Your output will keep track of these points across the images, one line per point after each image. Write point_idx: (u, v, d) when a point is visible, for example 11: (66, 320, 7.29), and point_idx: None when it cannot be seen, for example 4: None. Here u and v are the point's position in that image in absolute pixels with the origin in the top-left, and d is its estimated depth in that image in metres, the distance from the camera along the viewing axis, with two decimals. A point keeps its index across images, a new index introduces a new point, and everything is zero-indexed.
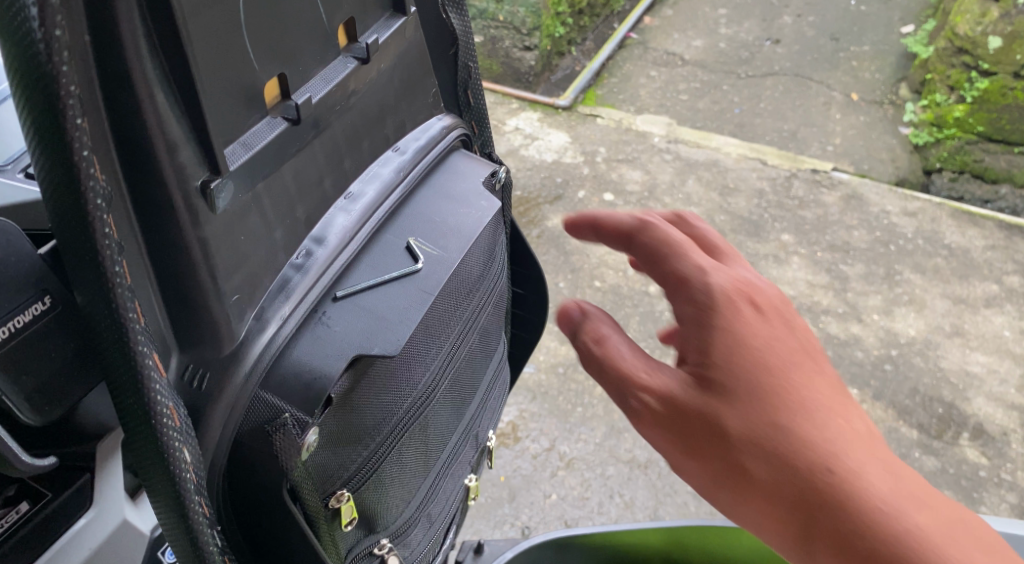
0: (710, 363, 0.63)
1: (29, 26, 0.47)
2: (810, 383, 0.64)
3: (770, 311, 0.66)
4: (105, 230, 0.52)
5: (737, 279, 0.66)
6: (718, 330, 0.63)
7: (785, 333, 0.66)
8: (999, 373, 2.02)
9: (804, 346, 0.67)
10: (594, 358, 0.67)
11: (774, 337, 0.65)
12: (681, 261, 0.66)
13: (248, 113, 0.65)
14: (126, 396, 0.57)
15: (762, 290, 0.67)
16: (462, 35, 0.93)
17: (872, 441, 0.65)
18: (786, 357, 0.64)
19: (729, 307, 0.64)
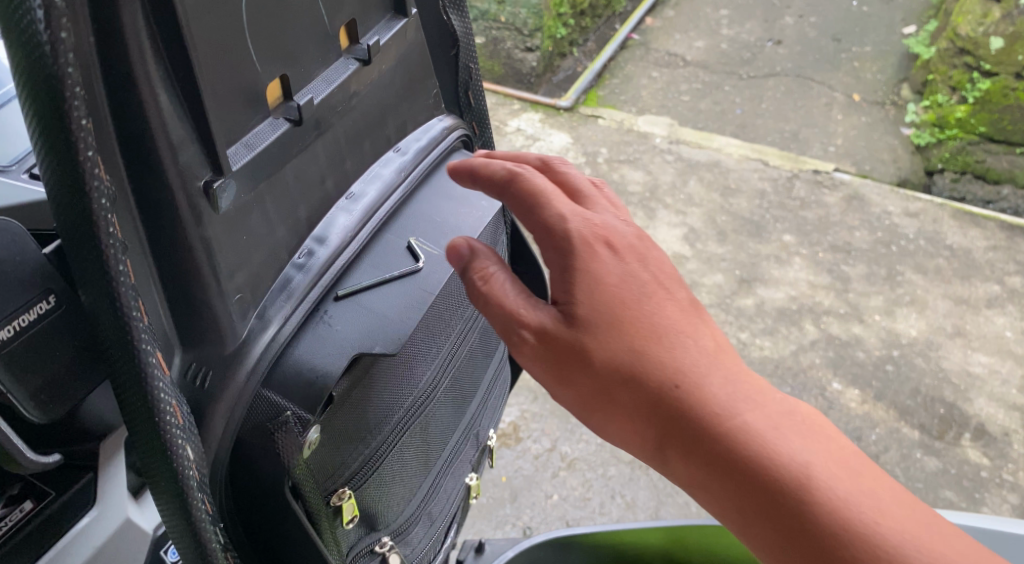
0: (576, 300, 0.69)
1: (35, 29, 0.48)
2: (666, 311, 0.71)
3: (625, 249, 0.73)
4: (109, 230, 0.53)
5: (595, 222, 0.72)
6: (580, 272, 0.69)
7: (641, 268, 0.72)
8: (1000, 374, 2.03)
9: (660, 278, 0.73)
10: (473, 297, 0.70)
11: (630, 273, 0.72)
12: (545, 208, 0.71)
13: (250, 114, 0.65)
14: (130, 394, 0.57)
15: (620, 232, 0.73)
16: (463, 36, 0.93)
17: (726, 358, 0.72)
18: (640, 290, 0.71)
19: (588, 249, 0.70)
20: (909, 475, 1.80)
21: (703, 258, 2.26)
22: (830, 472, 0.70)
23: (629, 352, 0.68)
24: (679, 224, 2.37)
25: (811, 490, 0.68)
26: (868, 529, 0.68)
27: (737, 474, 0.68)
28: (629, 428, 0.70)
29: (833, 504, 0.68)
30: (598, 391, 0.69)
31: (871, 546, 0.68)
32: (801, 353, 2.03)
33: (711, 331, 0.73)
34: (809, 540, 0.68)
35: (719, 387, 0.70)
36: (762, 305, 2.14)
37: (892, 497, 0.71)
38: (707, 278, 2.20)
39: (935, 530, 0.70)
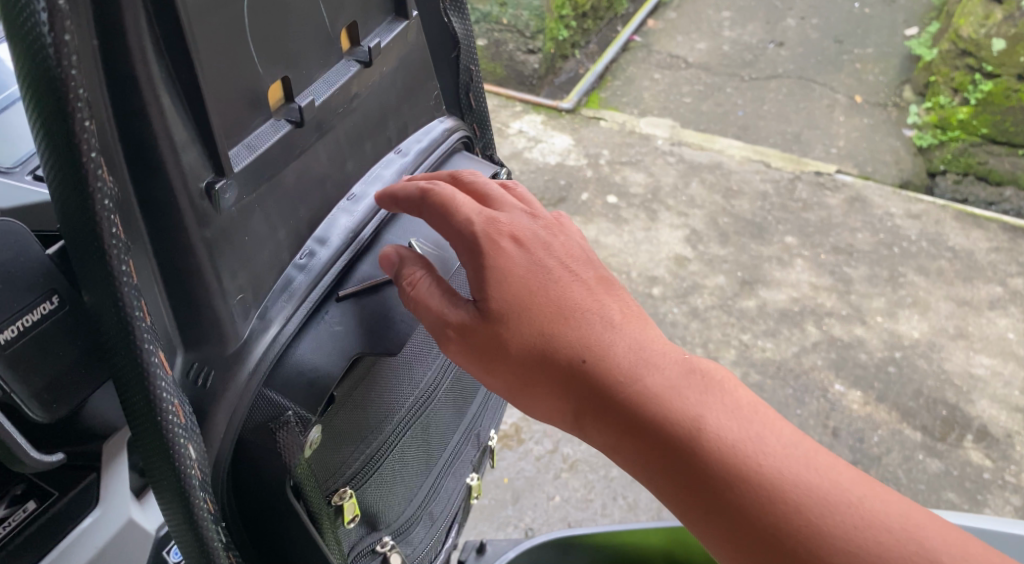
0: (487, 291, 0.74)
1: (40, 32, 0.48)
2: (570, 291, 0.76)
3: (531, 240, 0.77)
4: (112, 231, 0.54)
5: (503, 218, 0.77)
6: (489, 266, 0.74)
7: (547, 256, 0.77)
8: (1003, 375, 2.03)
9: (566, 262, 0.78)
10: (405, 303, 0.73)
11: (537, 260, 0.76)
12: (456, 215, 0.75)
13: (252, 116, 0.66)
14: (132, 394, 0.58)
15: (525, 226, 0.78)
16: (464, 39, 0.94)
17: (630, 325, 0.75)
18: (545, 274, 0.76)
19: (495, 244, 0.75)
20: (911, 476, 1.80)
21: (705, 260, 2.27)
22: (727, 418, 0.71)
23: (536, 332, 0.73)
24: (681, 226, 2.37)
25: (708, 437, 0.70)
26: (758, 467, 0.69)
27: (641, 433, 0.71)
28: (548, 401, 0.74)
29: (726, 450, 0.69)
30: (516, 371, 0.73)
31: (765, 484, 0.68)
32: (803, 355, 2.03)
33: (616, 303, 0.77)
34: (710, 487, 0.69)
35: (621, 352, 0.73)
36: (764, 306, 2.14)
37: (788, 436, 0.71)
38: (710, 280, 2.21)
39: (829, 462, 0.70)
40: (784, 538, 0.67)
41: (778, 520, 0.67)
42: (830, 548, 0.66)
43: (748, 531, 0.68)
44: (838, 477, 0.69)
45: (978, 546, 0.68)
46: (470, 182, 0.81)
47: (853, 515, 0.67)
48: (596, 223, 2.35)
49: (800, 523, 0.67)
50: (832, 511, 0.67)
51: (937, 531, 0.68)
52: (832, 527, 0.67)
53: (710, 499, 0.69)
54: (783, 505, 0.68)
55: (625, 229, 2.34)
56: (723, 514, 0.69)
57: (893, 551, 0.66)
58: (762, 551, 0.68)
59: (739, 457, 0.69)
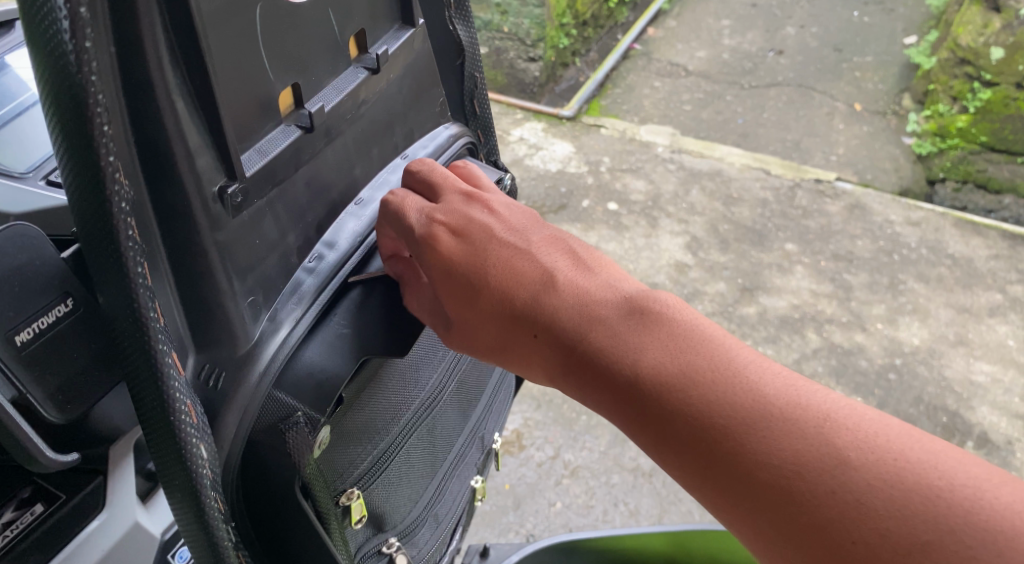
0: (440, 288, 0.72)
1: (61, 39, 0.50)
2: (513, 261, 0.71)
3: (477, 227, 0.74)
4: (128, 234, 0.55)
5: (441, 215, 0.75)
6: (435, 269, 0.72)
7: (491, 234, 0.73)
8: (1003, 383, 2.04)
9: (504, 234, 0.73)
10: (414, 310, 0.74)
11: (479, 250, 0.72)
12: (399, 225, 0.74)
13: (263, 121, 0.67)
14: (145, 395, 0.58)
15: (461, 214, 0.74)
16: (469, 47, 0.95)
17: (575, 279, 0.70)
18: (486, 256, 0.72)
19: (435, 249, 0.72)
20: None
21: (706, 267, 2.27)
22: (665, 353, 0.64)
23: (483, 313, 0.71)
24: (682, 233, 2.38)
25: (646, 378, 0.63)
26: (685, 394, 0.62)
27: (590, 383, 0.66)
28: (517, 365, 0.71)
29: (656, 381, 0.63)
30: (485, 347, 0.72)
31: (689, 408, 0.61)
32: (804, 361, 2.04)
33: (562, 256, 0.72)
34: (655, 425, 0.63)
35: (561, 306, 0.68)
36: (764, 313, 2.15)
37: (727, 355, 0.63)
38: (710, 287, 2.22)
39: (758, 371, 0.62)
40: (720, 465, 0.60)
41: (707, 442, 0.61)
42: (755, 462, 0.59)
43: (690, 461, 0.61)
44: (762, 387, 0.61)
45: (899, 433, 0.58)
46: (418, 170, 0.79)
47: (774, 423, 0.59)
48: (596, 230, 2.36)
49: (726, 444, 0.60)
50: (752, 423, 0.60)
51: (860, 425, 0.59)
52: (757, 444, 0.59)
53: (652, 434, 0.63)
54: (709, 426, 0.61)
55: (625, 235, 2.36)
56: (673, 455, 0.62)
57: (810, 456, 0.58)
58: (705, 481, 0.61)
59: (676, 388, 0.62)
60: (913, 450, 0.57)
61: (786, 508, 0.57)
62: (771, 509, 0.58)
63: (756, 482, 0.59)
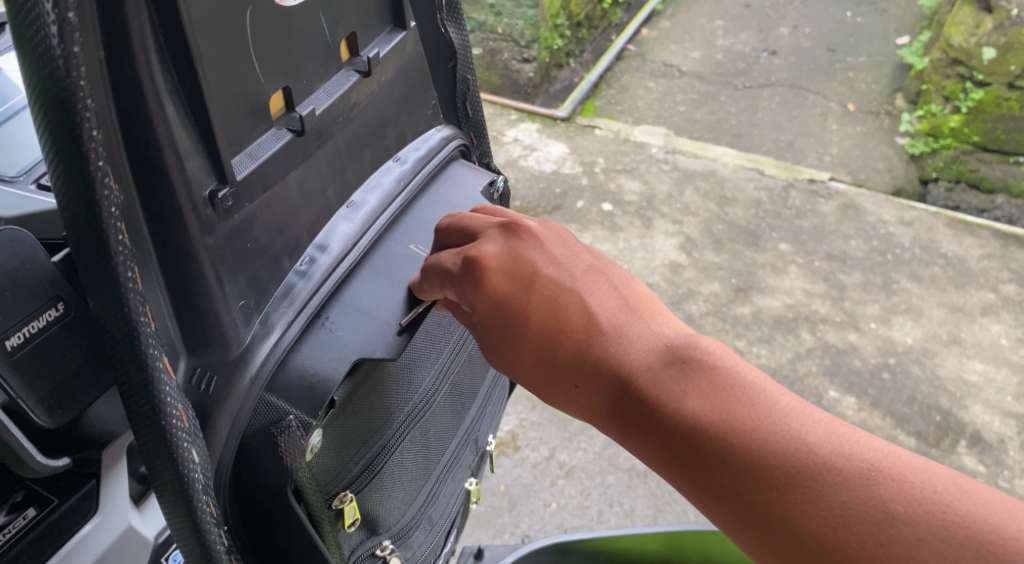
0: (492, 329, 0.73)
1: (50, 44, 0.50)
2: (556, 303, 0.72)
3: (523, 265, 0.74)
4: (118, 238, 0.55)
5: (485, 252, 0.75)
6: (485, 309, 0.73)
7: (535, 272, 0.73)
8: (996, 381, 2.05)
9: (547, 270, 0.74)
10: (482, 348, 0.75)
11: (526, 289, 0.73)
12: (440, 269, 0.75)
13: (254, 124, 0.67)
14: (137, 401, 0.58)
15: (502, 252, 0.75)
16: (461, 49, 0.95)
17: (618, 323, 0.70)
18: (531, 298, 0.72)
19: (482, 288, 0.74)
20: None
21: (700, 267, 2.28)
22: (707, 401, 0.64)
23: (526, 356, 0.71)
24: (676, 234, 2.39)
25: (688, 426, 0.64)
26: (729, 445, 0.62)
27: (636, 432, 0.67)
28: (558, 406, 0.72)
29: (700, 430, 0.63)
30: (528, 386, 0.73)
31: (732, 459, 0.62)
32: (797, 361, 2.04)
33: (605, 296, 0.72)
34: (700, 475, 0.63)
35: (603, 353, 0.69)
36: (758, 313, 2.16)
37: (770, 403, 0.63)
38: (704, 287, 2.22)
39: (802, 419, 0.62)
40: (766, 519, 0.60)
41: (752, 493, 0.61)
42: (802, 513, 0.58)
43: (738, 513, 0.61)
44: (805, 434, 0.61)
45: (947, 484, 0.57)
46: (449, 222, 0.80)
47: (817, 474, 0.59)
48: (591, 231, 2.36)
49: (771, 495, 0.60)
50: (796, 474, 0.59)
51: (906, 474, 0.58)
52: (801, 497, 0.59)
53: (697, 483, 0.63)
54: (752, 477, 0.61)
55: (619, 236, 2.36)
56: (719, 505, 0.62)
57: (855, 508, 0.57)
58: (753, 533, 0.61)
59: (720, 440, 0.62)
60: (962, 502, 0.56)
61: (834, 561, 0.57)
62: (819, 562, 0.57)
63: (803, 536, 0.58)
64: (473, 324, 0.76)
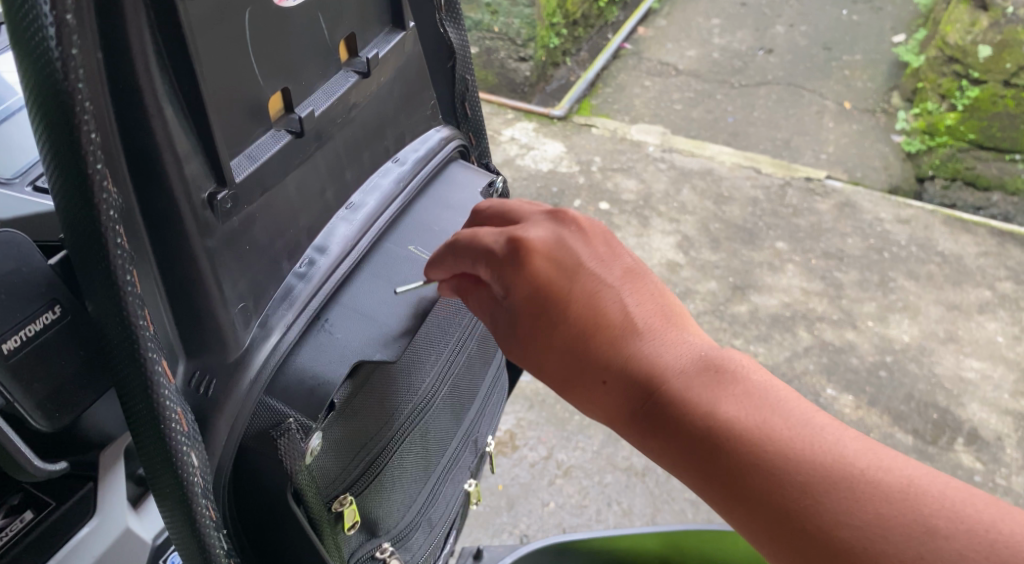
0: (525, 314, 0.72)
1: (47, 46, 0.49)
2: (597, 299, 0.71)
3: (569, 255, 0.73)
4: (117, 241, 0.54)
5: (533, 236, 0.74)
6: (524, 292, 0.72)
7: (579, 264, 0.73)
8: (993, 379, 2.05)
9: (592, 266, 0.73)
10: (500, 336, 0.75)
11: (569, 280, 0.72)
12: (481, 244, 0.74)
13: (253, 126, 0.67)
14: (136, 405, 0.58)
15: (550, 239, 0.74)
16: (460, 49, 0.94)
17: (654, 326, 0.70)
18: (574, 288, 0.72)
19: (526, 272, 0.72)
20: None
21: (697, 266, 2.28)
22: (741, 408, 0.65)
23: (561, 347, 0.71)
24: (673, 232, 2.38)
25: (722, 431, 0.64)
26: (765, 450, 0.63)
27: (663, 433, 0.67)
28: (580, 401, 0.72)
29: (734, 436, 0.64)
30: (551, 377, 0.72)
31: (768, 464, 0.62)
32: (795, 360, 2.05)
33: (643, 299, 0.72)
34: (731, 479, 0.63)
35: (640, 353, 0.69)
36: (756, 312, 2.16)
37: (805, 417, 0.65)
38: (702, 286, 2.22)
39: (838, 434, 0.64)
40: (798, 524, 0.61)
41: (783, 499, 0.61)
42: (838, 521, 0.59)
43: (767, 517, 0.62)
44: (840, 447, 0.63)
45: (988, 505, 0.59)
46: (488, 207, 0.81)
47: (854, 485, 0.60)
48: None
49: (806, 501, 0.61)
50: (832, 483, 0.61)
51: (946, 493, 0.60)
52: (834, 506, 0.60)
53: (725, 487, 0.64)
54: (785, 483, 0.62)
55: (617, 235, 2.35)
56: (748, 508, 0.63)
57: (891, 519, 0.58)
58: (780, 538, 0.61)
59: (754, 447, 0.63)
60: (1003, 522, 0.58)
61: None
62: None
63: (836, 543, 0.59)
64: (500, 307, 0.75)
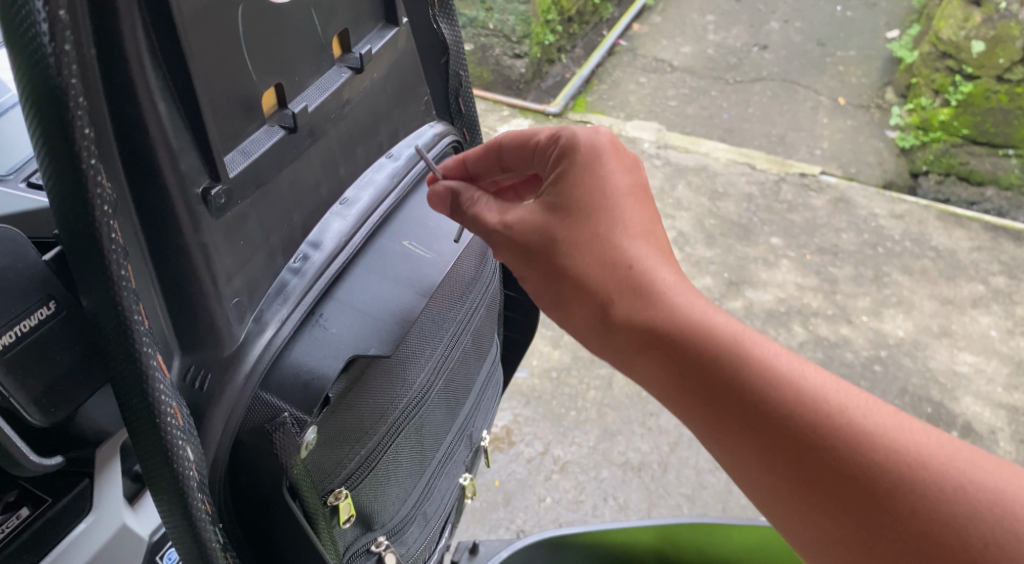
0: (572, 209, 0.75)
1: (41, 42, 0.49)
2: (647, 218, 0.75)
3: (634, 169, 0.77)
4: (111, 237, 0.54)
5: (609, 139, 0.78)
6: (583, 186, 0.75)
7: (640, 182, 0.77)
8: (986, 373, 2.06)
9: (648, 189, 0.77)
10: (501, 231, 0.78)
11: (629, 189, 0.76)
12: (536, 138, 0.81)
13: (246, 122, 0.67)
14: (131, 399, 0.58)
15: (622, 148, 0.78)
16: (453, 45, 0.94)
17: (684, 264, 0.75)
18: (631, 197, 0.75)
19: (595, 168, 0.76)
20: None
21: (692, 262, 2.28)
22: (768, 344, 0.71)
23: (578, 228, 0.74)
24: (668, 228, 2.39)
25: (751, 358, 0.69)
26: (795, 378, 0.68)
27: (688, 351, 0.70)
28: (591, 299, 0.73)
29: (766, 365, 0.69)
30: (571, 274, 0.74)
31: (800, 392, 0.67)
32: None
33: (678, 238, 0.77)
34: (756, 403, 0.68)
35: (667, 269, 0.73)
36: (750, 307, 2.17)
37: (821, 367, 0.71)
38: (697, 281, 2.22)
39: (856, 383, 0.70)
40: (825, 448, 0.66)
41: (807, 423, 0.67)
42: (864, 449, 0.65)
43: (790, 439, 0.67)
44: (862, 392, 0.69)
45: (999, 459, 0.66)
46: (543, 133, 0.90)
47: (882, 419, 0.67)
48: None
49: (837, 424, 0.66)
50: (859, 414, 0.67)
51: (961, 442, 0.67)
52: (839, 436, 0.66)
53: (745, 410, 0.68)
54: (812, 410, 0.67)
55: None
56: (770, 430, 0.67)
57: (922, 450, 0.65)
58: (801, 459, 0.66)
59: (777, 375, 0.68)
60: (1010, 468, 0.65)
61: (896, 490, 0.63)
62: (880, 489, 0.64)
63: (862, 467, 0.65)
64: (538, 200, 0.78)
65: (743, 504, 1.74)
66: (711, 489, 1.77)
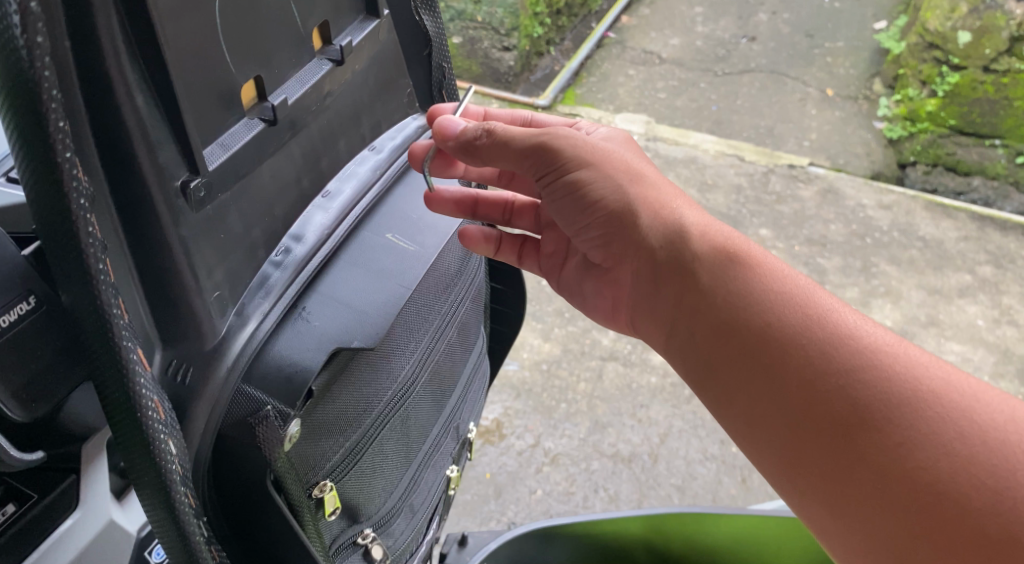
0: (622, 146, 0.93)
1: (13, 35, 0.49)
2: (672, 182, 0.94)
3: None
4: (88, 230, 0.54)
5: None
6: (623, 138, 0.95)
7: None
8: (973, 362, 2.07)
9: None
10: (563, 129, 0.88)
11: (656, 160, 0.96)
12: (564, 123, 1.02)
13: (225, 114, 0.67)
14: (112, 392, 0.58)
15: None
16: (435, 36, 0.92)
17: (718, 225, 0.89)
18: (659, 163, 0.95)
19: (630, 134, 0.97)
20: None
21: None
22: (814, 287, 0.80)
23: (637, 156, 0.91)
24: None
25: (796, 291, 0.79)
26: (836, 309, 0.78)
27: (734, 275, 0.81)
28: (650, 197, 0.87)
29: (811, 297, 0.78)
30: (631, 176, 0.88)
31: (841, 318, 0.76)
32: None
33: None
34: (798, 319, 0.77)
35: (707, 216, 0.88)
36: None
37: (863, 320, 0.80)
38: None
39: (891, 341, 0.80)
40: (862, 356, 0.73)
41: (845, 339, 0.74)
42: (900, 363, 0.72)
43: (829, 348, 0.74)
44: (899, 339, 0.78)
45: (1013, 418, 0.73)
46: None
47: (916, 349, 0.74)
48: None
49: (874, 343, 0.74)
50: (898, 341, 0.75)
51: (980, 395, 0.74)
52: (873, 359, 0.73)
53: (787, 325, 0.77)
54: (852, 330, 0.75)
55: None
56: (810, 340, 0.75)
57: (953, 377, 0.72)
58: (838, 364, 0.73)
59: (819, 306, 0.77)
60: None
61: (925, 395, 0.70)
62: (909, 392, 0.70)
63: (896, 376, 0.71)
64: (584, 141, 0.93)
65: (733, 495, 1.75)
66: (701, 479, 1.77)
